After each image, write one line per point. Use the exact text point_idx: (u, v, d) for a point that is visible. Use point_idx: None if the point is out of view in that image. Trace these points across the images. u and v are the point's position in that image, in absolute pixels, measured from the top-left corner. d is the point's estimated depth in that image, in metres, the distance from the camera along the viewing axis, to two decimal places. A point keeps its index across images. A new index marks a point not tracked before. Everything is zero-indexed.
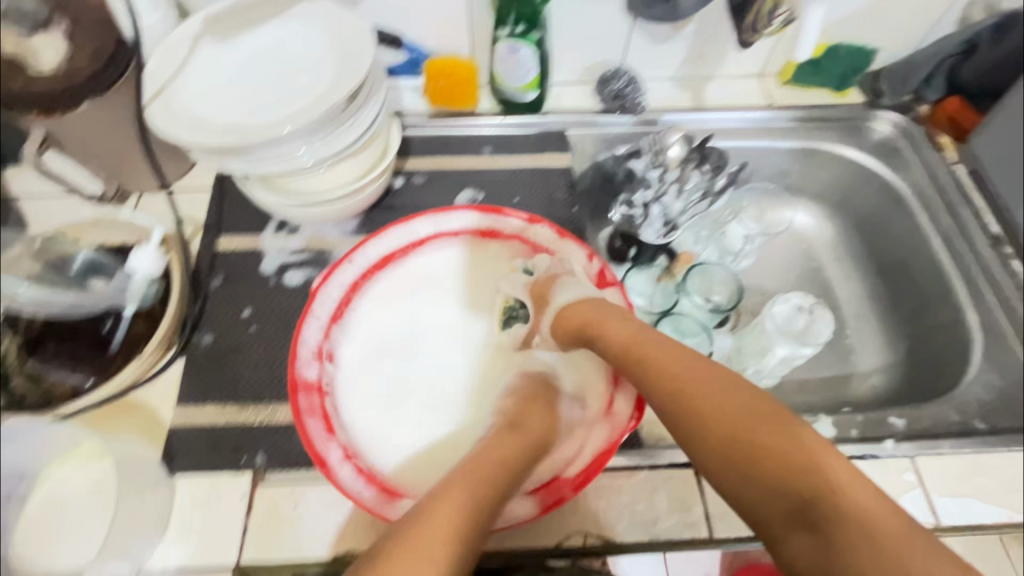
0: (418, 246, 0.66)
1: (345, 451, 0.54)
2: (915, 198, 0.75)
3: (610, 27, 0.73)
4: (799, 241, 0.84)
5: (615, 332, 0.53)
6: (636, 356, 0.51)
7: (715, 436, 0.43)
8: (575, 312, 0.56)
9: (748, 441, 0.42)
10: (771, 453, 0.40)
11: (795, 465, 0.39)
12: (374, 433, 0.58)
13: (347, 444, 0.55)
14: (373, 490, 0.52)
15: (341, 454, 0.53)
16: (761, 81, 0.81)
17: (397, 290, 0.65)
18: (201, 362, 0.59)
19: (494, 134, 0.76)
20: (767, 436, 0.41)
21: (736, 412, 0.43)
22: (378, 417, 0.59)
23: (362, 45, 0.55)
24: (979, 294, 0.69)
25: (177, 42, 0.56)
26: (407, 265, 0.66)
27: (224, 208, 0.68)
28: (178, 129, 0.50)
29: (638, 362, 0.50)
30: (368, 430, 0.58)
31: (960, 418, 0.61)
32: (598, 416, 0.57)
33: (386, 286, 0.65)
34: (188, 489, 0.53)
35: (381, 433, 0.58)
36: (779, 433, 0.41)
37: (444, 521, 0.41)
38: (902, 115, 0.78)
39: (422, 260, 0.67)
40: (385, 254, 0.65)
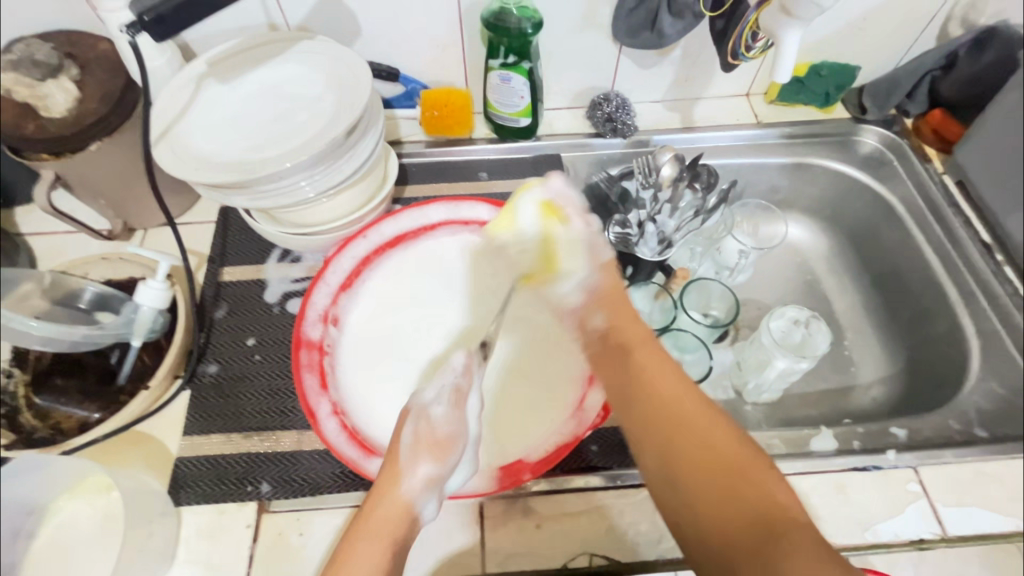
0: (430, 230, 0.67)
1: (334, 407, 0.55)
2: (905, 209, 0.76)
3: (598, 53, 0.75)
4: (793, 253, 0.85)
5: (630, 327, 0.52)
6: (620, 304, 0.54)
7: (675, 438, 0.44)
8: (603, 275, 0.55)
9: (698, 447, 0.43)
10: (717, 465, 0.41)
11: (744, 491, 0.40)
12: (367, 395, 0.58)
13: (338, 400, 0.56)
14: (353, 448, 0.53)
15: (330, 409, 0.54)
16: (748, 100, 0.83)
17: (408, 268, 0.66)
18: (207, 392, 0.60)
19: (490, 159, 0.78)
20: (717, 449, 0.42)
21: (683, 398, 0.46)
22: (372, 382, 0.59)
23: (358, 80, 0.58)
24: (974, 302, 0.69)
25: (182, 84, 0.58)
26: (419, 246, 0.67)
27: (228, 240, 0.70)
28: (182, 167, 0.52)
29: (616, 311, 0.53)
30: (362, 392, 0.58)
31: (961, 427, 0.61)
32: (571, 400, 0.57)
33: (396, 263, 0.66)
34: (194, 520, 0.54)
35: (370, 398, 0.58)
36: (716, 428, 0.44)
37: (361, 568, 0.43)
38: (887, 129, 0.80)
39: (433, 244, 0.67)
40: (398, 232, 0.66)
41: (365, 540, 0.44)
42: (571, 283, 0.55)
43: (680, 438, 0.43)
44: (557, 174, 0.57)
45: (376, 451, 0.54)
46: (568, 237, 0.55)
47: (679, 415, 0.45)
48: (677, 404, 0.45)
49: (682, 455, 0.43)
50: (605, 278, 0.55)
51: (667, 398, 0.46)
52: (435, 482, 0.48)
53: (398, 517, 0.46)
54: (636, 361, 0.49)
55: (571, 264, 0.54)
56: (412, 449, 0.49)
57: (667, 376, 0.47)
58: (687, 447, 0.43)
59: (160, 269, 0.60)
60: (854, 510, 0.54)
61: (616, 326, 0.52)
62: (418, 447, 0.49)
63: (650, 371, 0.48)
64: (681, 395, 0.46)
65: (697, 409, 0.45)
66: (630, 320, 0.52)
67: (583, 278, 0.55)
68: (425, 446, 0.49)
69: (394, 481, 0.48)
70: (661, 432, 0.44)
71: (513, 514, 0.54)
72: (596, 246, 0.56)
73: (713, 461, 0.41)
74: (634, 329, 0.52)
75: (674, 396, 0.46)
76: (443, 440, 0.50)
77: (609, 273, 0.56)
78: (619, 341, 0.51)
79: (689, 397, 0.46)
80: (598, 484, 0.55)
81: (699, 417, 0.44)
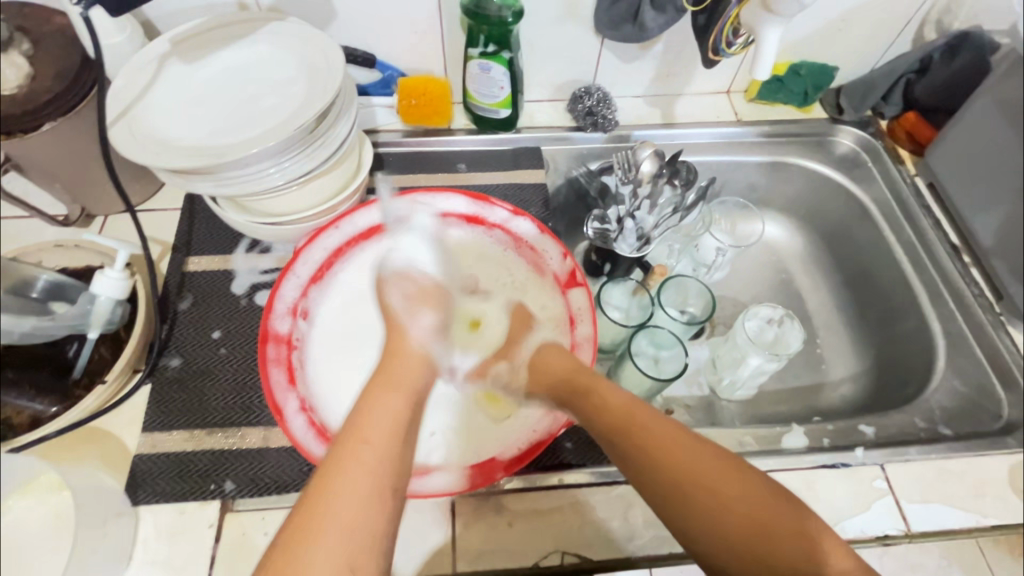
0: None
1: (302, 404, 0.53)
2: (878, 210, 0.78)
3: (579, 45, 0.74)
4: (769, 251, 0.86)
5: (609, 392, 0.49)
6: (572, 374, 0.52)
7: (690, 481, 0.41)
8: (549, 360, 0.54)
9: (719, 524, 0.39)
10: (739, 532, 0.39)
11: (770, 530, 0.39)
12: (337, 395, 0.56)
13: (307, 397, 0.54)
14: (323, 447, 0.52)
15: (298, 406, 0.53)
16: (728, 98, 0.83)
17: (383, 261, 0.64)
18: (169, 387, 0.58)
19: (469, 151, 0.77)
20: (733, 508, 0.40)
21: (678, 440, 0.43)
22: (343, 383, 0.57)
23: (330, 62, 0.56)
24: (942, 302, 0.70)
25: (144, 63, 0.55)
26: None
27: (194, 228, 0.67)
28: (141, 151, 0.49)
29: (577, 383, 0.51)
30: (332, 388, 0.56)
31: (926, 424, 0.62)
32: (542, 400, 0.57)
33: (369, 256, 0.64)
34: (153, 520, 0.52)
35: (341, 397, 0.56)
36: (723, 469, 0.42)
37: (369, 471, 0.38)
38: (862, 130, 0.81)
39: None
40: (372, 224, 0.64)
41: (383, 389, 0.44)
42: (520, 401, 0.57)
43: (695, 511, 0.40)
44: (526, 218, 0.65)
45: None
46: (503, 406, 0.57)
47: (696, 485, 0.41)
48: (683, 459, 0.42)
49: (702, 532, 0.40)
50: (556, 368, 0.53)
51: (679, 464, 0.42)
52: (437, 329, 0.54)
53: (418, 369, 0.48)
54: (636, 431, 0.45)
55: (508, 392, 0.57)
56: (408, 305, 0.55)
57: (663, 426, 0.45)
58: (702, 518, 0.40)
59: (120, 257, 0.57)
60: (822, 508, 0.54)
61: (589, 395, 0.49)
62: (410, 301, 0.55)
63: (646, 423, 0.45)
64: (684, 453, 0.43)
65: (699, 455, 0.42)
66: (596, 382, 0.50)
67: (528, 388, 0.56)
68: (419, 301, 0.55)
69: (403, 336, 0.51)
70: (681, 504, 0.41)
71: (485, 511, 0.53)
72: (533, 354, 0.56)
73: (733, 523, 0.39)
74: (613, 395, 0.49)
75: (683, 457, 0.42)
76: (429, 292, 0.56)
77: (555, 359, 0.54)
78: (583, 392, 0.50)
79: (698, 452, 0.43)
80: (572, 480, 0.55)
81: (715, 473, 0.41)
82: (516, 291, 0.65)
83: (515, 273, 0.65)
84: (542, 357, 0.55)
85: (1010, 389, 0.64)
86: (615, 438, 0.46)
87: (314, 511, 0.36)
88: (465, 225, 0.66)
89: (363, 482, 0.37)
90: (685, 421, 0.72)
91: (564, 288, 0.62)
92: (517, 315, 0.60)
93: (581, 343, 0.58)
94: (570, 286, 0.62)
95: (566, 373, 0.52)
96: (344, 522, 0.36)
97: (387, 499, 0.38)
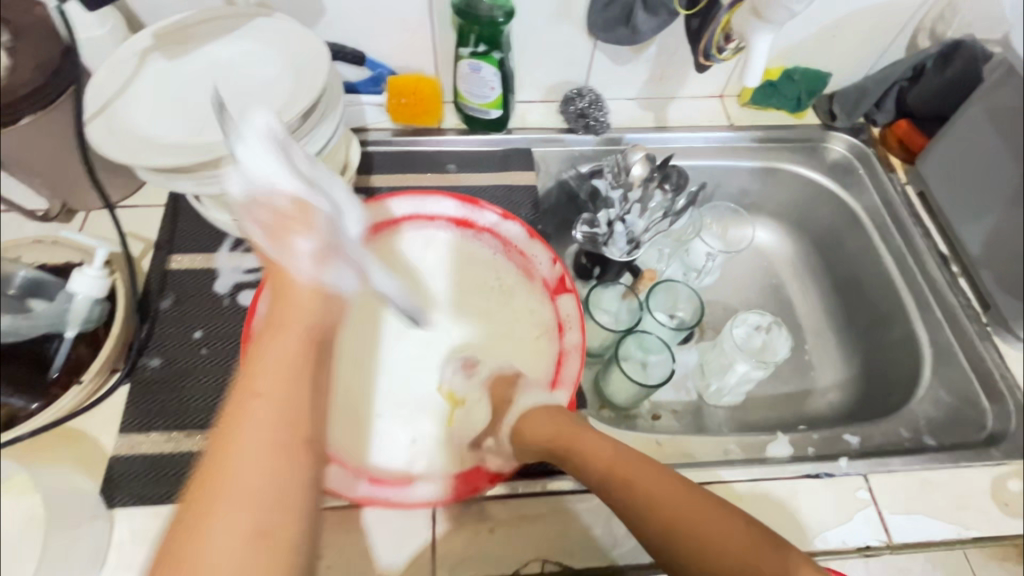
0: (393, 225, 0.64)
1: None
2: (869, 218, 0.78)
3: (572, 46, 0.73)
4: (760, 257, 0.86)
5: (594, 449, 0.50)
6: (561, 439, 0.51)
7: (685, 535, 0.43)
8: (534, 426, 0.53)
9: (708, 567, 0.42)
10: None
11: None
12: None
13: None
14: None
15: None
16: (721, 102, 0.83)
17: None
18: (148, 389, 0.57)
19: (459, 152, 0.76)
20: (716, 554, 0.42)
21: (669, 493, 0.45)
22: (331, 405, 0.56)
23: (315, 60, 0.55)
24: (929, 312, 0.70)
25: (125, 57, 0.54)
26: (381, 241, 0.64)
27: (178, 225, 0.66)
28: (119, 149, 0.48)
29: (565, 450, 0.51)
30: None
31: (911, 435, 0.62)
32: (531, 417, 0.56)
33: None
34: (128, 524, 0.51)
35: None
36: (715, 519, 0.43)
37: (263, 432, 0.35)
38: (855, 137, 0.81)
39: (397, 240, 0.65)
40: None
41: (272, 342, 0.39)
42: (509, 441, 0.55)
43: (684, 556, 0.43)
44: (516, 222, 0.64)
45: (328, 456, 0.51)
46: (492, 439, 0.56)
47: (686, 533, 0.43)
48: (675, 513, 0.44)
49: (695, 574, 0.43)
50: (542, 433, 0.52)
51: (672, 520, 0.44)
52: (321, 252, 0.43)
53: (309, 303, 0.42)
54: (630, 488, 0.46)
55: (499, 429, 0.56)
56: (274, 232, 0.43)
57: (654, 479, 0.46)
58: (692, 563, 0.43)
59: (98, 255, 0.56)
60: (805, 520, 0.54)
61: (578, 459, 0.50)
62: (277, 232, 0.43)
63: (637, 479, 0.47)
64: (670, 501, 0.45)
65: (690, 504, 0.44)
66: (578, 441, 0.51)
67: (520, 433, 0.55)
68: (283, 228, 0.43)
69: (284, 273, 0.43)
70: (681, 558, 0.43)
71: (467, 518, 0.52)
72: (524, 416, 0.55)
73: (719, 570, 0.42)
74: (599, 447, 0.50)
75: (670, 506, 0.44)
76: (298, 213, 0.43)
77: (538, 425, 0.53)
78: (570, 454, 0.50)
79: (685, 499, 0.45)
80: (556, 487, 0.54)
81: (707, 525, 0.43)
82: (504, 295, 0.64)
83: (504, 276, 0.64)
84: (531, 421, 0.54)
85: (994, 400, 0.64)
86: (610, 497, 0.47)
87: (210, 484, 0.34)
88: (455, 229, 0.65)
89: (256, 443, 0.35)
90: (672, 427, 0.72)
91: (553, 294, 0.61)
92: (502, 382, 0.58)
93: (570, 351, 0.58)
94: (559, 293, 0.61)
95: (551, 438, 0.52)
96: (239, 485, 0.34)
97: (289, 453, 0.36)
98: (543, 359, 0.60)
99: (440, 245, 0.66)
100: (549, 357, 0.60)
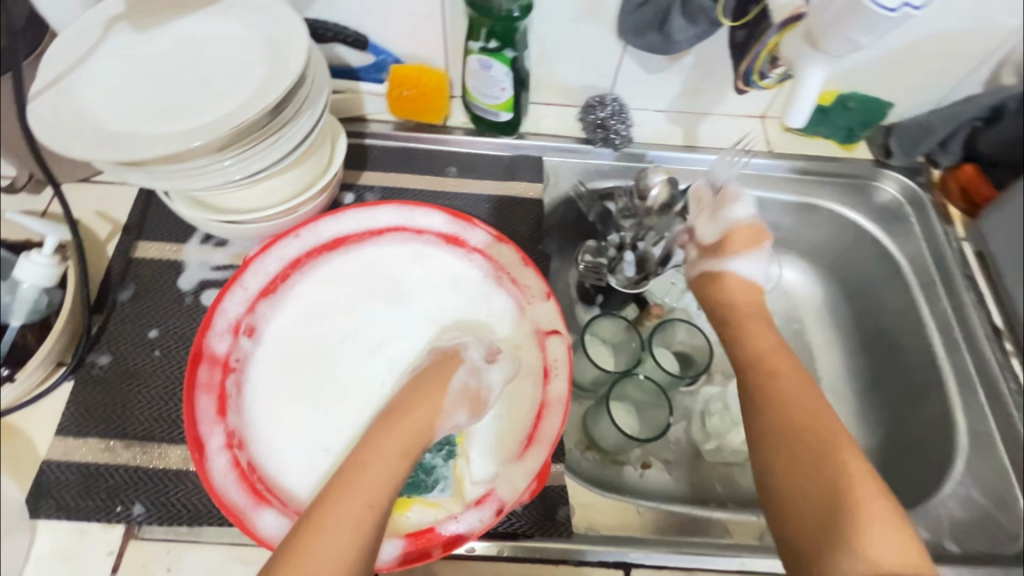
0: (376, 235, 0.59)
1: (228, 439, 0.48)
2: (914, 274, 0.68)
3: (597, 47, 0.65)
4: (785, 298, 0.77)
5: (755, 338, 0.50)
6: (746, 319, 0.52)
7: (803, 435, 0.42)
8: (734, 289, 0.55)
9: (806, 473, 0.40)
10: (805, 478, 0.40)
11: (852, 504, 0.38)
12: (272, 431, 0.50)
13: (236, 430, 0.49)
14: (242, 489, 0.46)
15: (224, 441, 0.48)
16: (762, 124, 0.73)
17: (347, 276, 0.57)
18: (92, 388, 0.52)
19: (463, 154, 0.69)
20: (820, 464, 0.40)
21: (810, 407, 0.44)
22: (284, 422, 0.50)
23: (293, 42, 0.48)
24: (972, 392, 0.61)
25: (89, 26, 0.49)
26: (360, 253, 0.58)
27: (150, 207, 0.61)
28: (60, 134, 0.43)
29: (741, 318, 0.53)
30: (268, 419, 0.50)
31: (931, 537, 0.55)
32: (496, 465, 0.50)
33: (332, 269, 0.57)
34: (50, 538, 0.47)
35: (280, 432, 0.50)
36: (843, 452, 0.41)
37: (335, 548, 0.36)
38: (910, 178, 0.71)
39: (376, 251, 0.59)
40: (338, 234, 0.58)
41: (383, 449, 0.42)
42: (478, 471, 0.49)
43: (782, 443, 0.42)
44: (508, 244, 0.58)
45: (270, 497, 0.47)
46: (458, 477, 0.49)
47: (790, 424, 0.43)
48: (804, 424, 0.43)
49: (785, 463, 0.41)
50: (738, 296, 0.55)
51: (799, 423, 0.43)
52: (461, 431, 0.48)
53: (420, 438, 0.44)
54: (776, 379, 0.46)
55: (465, 471, 0.49)
56: (455, 395, 0.47)
57: (801, 391, 0.45)
58: (784, 466, 0.41)
59: (48, 242, 0.54)
60: None
61: (741, 333, 0.51)
62: (455, 396, 0.47)
63: (788, 380, 0.46)
64: (807, 416, 0.43)
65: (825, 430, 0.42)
66: (747, 321, 0.52)
67: (491, 464, 0.50)
68: (466, 398, 0.48)
69: (432, 414, 0.45)
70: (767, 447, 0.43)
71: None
72: (543, 435, 0.50)
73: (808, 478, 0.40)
74: (763, 339, 0.50)
75: (803, 411, 0.44)
76: (480, 398, 0.49)
77: (745, 293, 0.55)
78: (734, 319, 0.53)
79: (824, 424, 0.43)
80: (513, 554, 0.49)
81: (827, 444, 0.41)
82: (490, 321, 0.56)
83: (492, 301, 0.57)
84: (739, 286, 0.55)
85: None
86: (748, 371, 0.48)
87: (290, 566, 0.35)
88: (444, 245, 0.59)
89: (338, 545, 0.36)
90: (661, 480, 0.65)
91: (543, 335, 0.54)
92: (747, 231, 0.57)
93: (552, 404, 0.51)
94: (547, 334, 0.54)
95: (734, 302, 0.54)
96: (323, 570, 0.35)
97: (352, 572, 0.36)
98: (522, 384, 0.53)
99: (423, 260, 0.59)
100: (529, 406, 0.52)
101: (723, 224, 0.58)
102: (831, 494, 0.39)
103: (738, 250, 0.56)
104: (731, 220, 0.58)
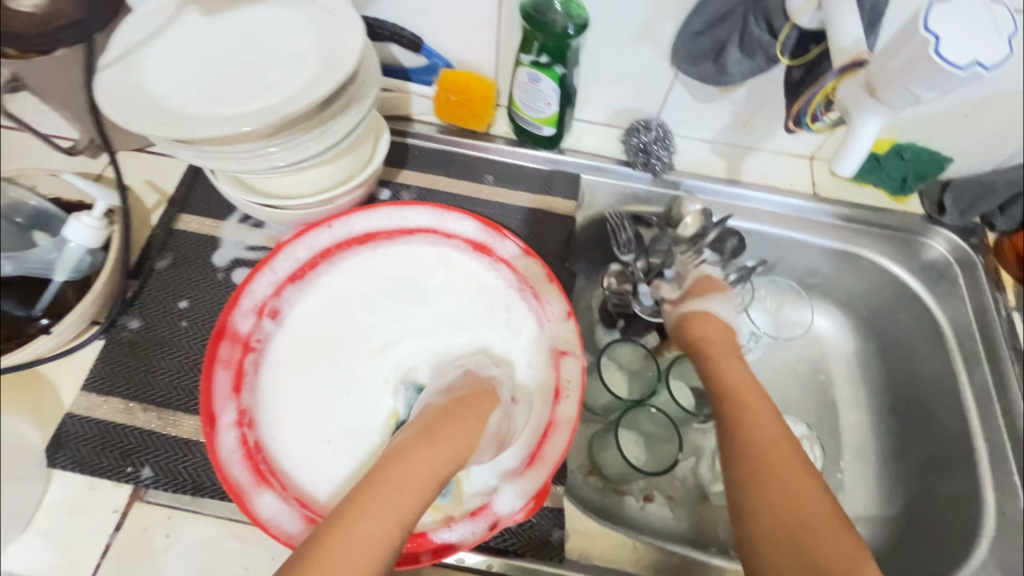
0: (406, 235, 0.59)
1: (239, 418, 0.49)
2: (956, 339, 0.64)
3: (649, 71, 0.64)
4: (814, 346, 0.75)
5: (728, 372, 0.56)
6: (718, 357, 0.57)
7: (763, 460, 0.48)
8: (703, 325, 0.60)
9: (769, 494, 0.46)
10: (767, 499, 0.45)
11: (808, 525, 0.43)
12: (281, 415, 0.51)
13: (247, 409, 0.50)
14: (246, 469, 0.47)
15: (234, 419, 0.49)
16: (811, 165, 0.71)
17: (373, 273, 0.58)
18: (120, 350, 0.54)
19: (502, 163, 0.70)
20: (791, 494, 0.45)
21: (769, 435, 0.49)
22: (293, 408, 0.51)
23: (348, 40, 0.49)
24: (1006, 473, 0.58)
25: (161, 7, 0.51)
26: (388, 250, 0.59)
27: (196, 182, 0.64)
28: (119, 106, 0.45)
29: (714, 354, 0.58)
30: (279, 404, 0.51)
31: None
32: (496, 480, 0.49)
33: (360, 264, 0.58)
34: (63, 488, 0.50)
35: (289, 416, 0.51)
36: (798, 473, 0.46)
37: (354, 560, 0.36)
38: (962, 239, 0.67)
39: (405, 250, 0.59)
40: (370, 229, 0.58)
41: (415, 465, 0.41)
42: (477, 484, 0.49)
43: (753, 474, 0.47)
44: (536, 260, 0.57)
45: (271, 479, 0.47)
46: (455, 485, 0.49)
47: (753, 451, 0.48)
48: (766, 451, 0.48)
49: (752, 488, 0.47)
50: (718, 331, 0.60)
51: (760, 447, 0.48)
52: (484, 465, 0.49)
53: (453, 462, 0.43)
54: (744, 412, 0.51)
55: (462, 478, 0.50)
56: (489, 436, 0.47)
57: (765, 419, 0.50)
58: (751, 486, 0.47)
59: (99, 206, 0.55)
60: None
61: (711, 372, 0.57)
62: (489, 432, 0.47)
63: (755, 410, 0.51)
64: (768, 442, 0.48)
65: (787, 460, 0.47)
66: (722, 355, 0.58)
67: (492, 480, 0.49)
68: (494, 446, 0.48)
69: (471, 446, 0.45)
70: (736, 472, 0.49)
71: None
72: (546, 462, 0.49)
73: (780, 508, 0.45)
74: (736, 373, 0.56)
75: (762, 439, 0.49)
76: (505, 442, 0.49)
77: (705, 325, 0.60)
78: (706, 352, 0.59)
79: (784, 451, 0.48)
80: (502, 570, 0.48)
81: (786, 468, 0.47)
82: (509, 332, 0.56)
83: (513, 314, 0.57)
84: (716, 324, 0.60)
85: None
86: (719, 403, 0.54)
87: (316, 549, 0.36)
88: (471, 252, 0.59)
89: (361, 557, 0.36)
90: (662, 515, 0.64)
91: (558, 354, 0.54)
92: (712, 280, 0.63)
93: (559, 425, 0.51)
94: (561, 355, 0.54)
95: (698, 339, 0.60)
96: None
97: None
98: (525, 408, 0.52)
99: (449, 265, 0.59)
100: (537, 425, 0.52)
101: (693, 276, 0.64)
102: (788, 515, 0.44)
103: (708, 293, 0.62)
104: (701, 272, 0.64)
